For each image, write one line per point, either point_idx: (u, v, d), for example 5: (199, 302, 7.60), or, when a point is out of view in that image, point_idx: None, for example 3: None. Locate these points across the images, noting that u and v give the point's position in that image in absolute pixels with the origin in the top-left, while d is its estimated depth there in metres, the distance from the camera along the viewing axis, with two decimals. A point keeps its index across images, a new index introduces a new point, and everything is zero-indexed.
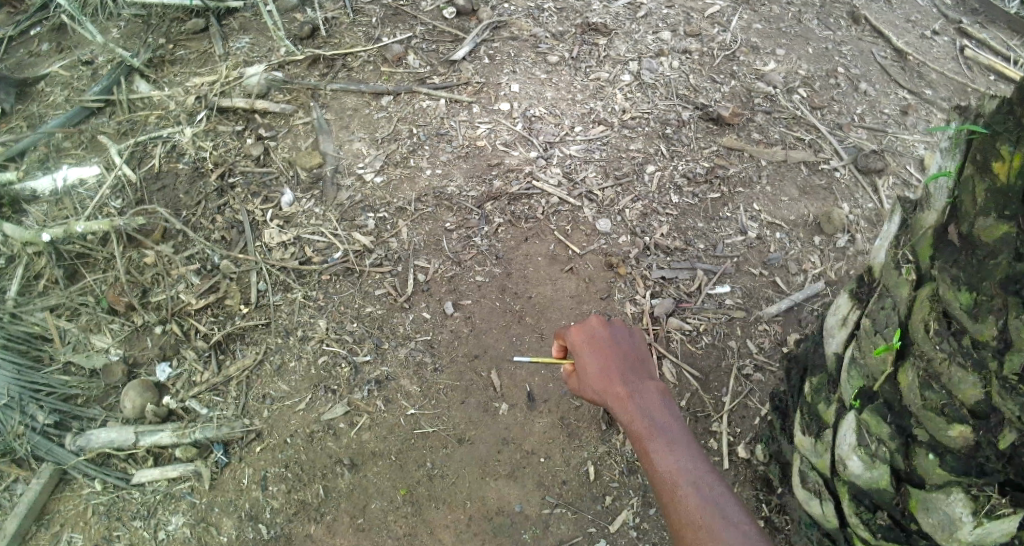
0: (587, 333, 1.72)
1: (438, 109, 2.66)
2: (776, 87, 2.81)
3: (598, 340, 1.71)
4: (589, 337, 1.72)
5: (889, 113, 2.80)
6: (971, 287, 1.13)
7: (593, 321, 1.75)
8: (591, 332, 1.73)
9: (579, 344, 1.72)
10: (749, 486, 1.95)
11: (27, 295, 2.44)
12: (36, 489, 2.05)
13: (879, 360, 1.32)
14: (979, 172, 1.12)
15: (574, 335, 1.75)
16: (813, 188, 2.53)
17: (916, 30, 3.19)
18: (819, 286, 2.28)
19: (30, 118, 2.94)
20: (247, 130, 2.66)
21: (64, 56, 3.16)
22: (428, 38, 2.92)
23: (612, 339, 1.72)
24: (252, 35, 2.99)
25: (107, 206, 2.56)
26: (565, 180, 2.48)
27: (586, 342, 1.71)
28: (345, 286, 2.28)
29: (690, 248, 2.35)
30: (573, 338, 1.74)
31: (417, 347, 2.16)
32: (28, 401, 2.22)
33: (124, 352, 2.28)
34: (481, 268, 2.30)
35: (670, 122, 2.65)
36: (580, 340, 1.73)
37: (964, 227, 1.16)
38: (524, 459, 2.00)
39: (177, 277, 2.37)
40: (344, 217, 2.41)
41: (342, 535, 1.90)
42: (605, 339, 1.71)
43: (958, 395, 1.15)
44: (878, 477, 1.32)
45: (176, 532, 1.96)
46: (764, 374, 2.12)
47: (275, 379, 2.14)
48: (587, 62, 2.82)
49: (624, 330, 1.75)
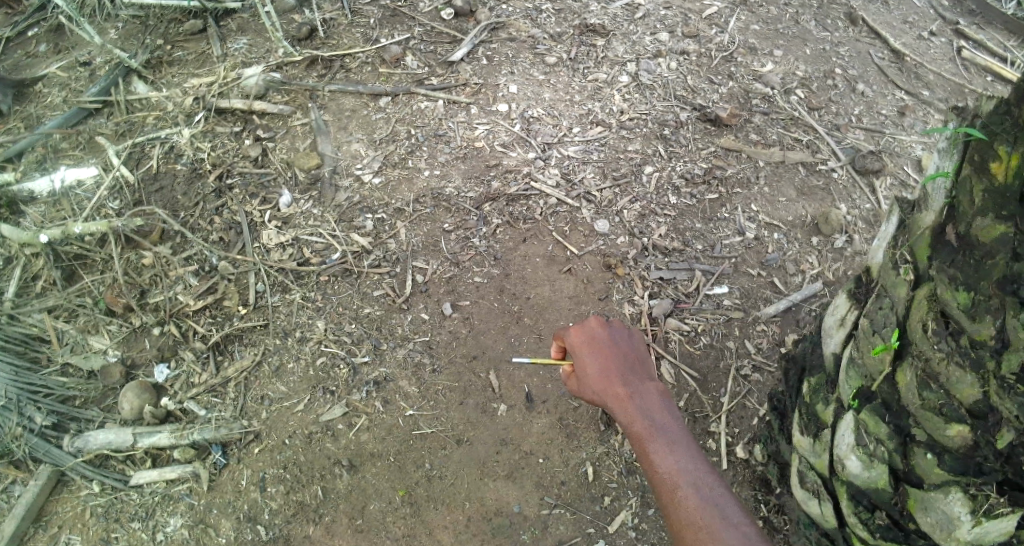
0: (587, 334, 1.73)
1: (437, 110, 2.66)
2: (774, 88, 2.81)
3: (598, 341, 1.72)
4: (589, 338, 1.72)
5: (886, 114, 2.80)
6: (968, 287, 1.13)
7: (592, 321, 1.75)
8: (591, 333, 1.73)
9: (579, 345, 1.72)
10: (748, 486, 1.95)
11: (24, 296, 2.44)
12: (34, 490, 2.05)
13: (877, 360, 1.32)
14: (976, 172, 1.13)
15: (573, 336, 1.75)
16: (810, 189, 2.54)
17: (913, 32, 3.20)
18: (817, 286, 2.29)
19: (27, 119, 2.93)
20: (245, 131, 2.66)
21: (62, 56, 3.16)
22: (427, 39, 2.92)
23: (612, 340, 1.72)
24: (250, 36, 2.99)
25: (104, 207, 2.55)
26: (563, 181, 2.49)
27: (586, 343, 1.71)
28: (343, 287, 2.28)
29: (688, 249, 2.36)
30: (572, 338, 1.74)
31: (416, 348, 2.16)
32: (26, 402, 2.22)
33: (122, 354, 2.28)
34: (480, 269, 2.31)
35: (668, 123, 2.65)
36: (579, 341, 1.73)
37: (962, 228, 1.16)
38: (523, 459, 2.00)
39: (176, 278, 2.36)
40: (342, 218, 2.41)
41: (340, 536, 1.90)
42: (605, 340, 1.72)
43: (956, 394, 1.16)
44: (876, 477, 1.32)
45: (174, 533, 1.96)
46: (762, 374, 2.13)
47: (273, 380, 2.14)
48: (585, 63, 2.82)
49: (623, 331, 1.76)
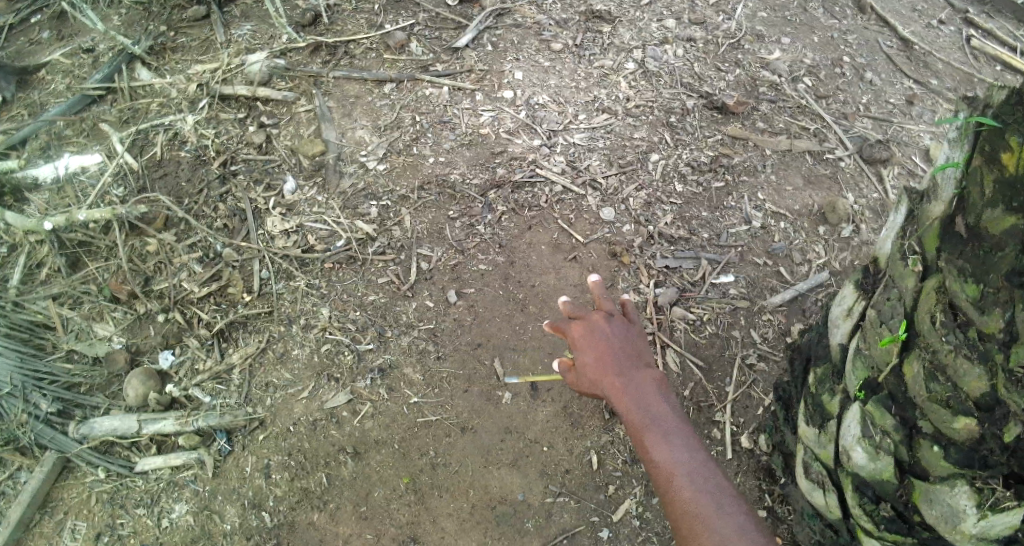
0: (585, 329, 1.77)
1: (442, 97, 2.65)
2: (782, 76, 2.79)
3: (597, 334, 1.75)
4: (589, 331, 1.77)
5: (894, 103, 2.78)
6: (977, 279, 1.12)
7: (594, 317, 1.79)
8: (591, 329, 1.77)
9: (580, 340, 1.76)
10: (752, 476, 1.94)
11: (29, 284, 2.44)
12: (40, 477, 2.06)
13: (883, 351, 1.31)
14: (987, 163, 1.11)
15: (572, 330, 1.80)
16: (818, 178, 2.52)
17: (922, 20, 3.17)
18: (823, 276, 2.28)
19: (31, 106, 2.93)
20: (249, 118, 2.65)
21: (65, 43, 3.15)
22: (431, 26, 2.91)
23: (611, 335, 1.75)
24: (254, 22, 2.98)
25: (108, 194, 2.55)
26: (568, 168, 2.47)
27: (586, 337, 1.76)
28: (348, 274, 2.27)
29: (694, 237, 2.34)
30: (571, 333, 1.79)
31: (420, 335, 2.16)
32: (31, 389, 2.23)
33: (127, 341, 2.28)
34: (484, 256, 2.30)
35: (674, 110, 2.64)
36: (578, 335, 1.77)
37: (972, 219, 1.15)
38: (527, 448, 2.00)
39: (179, 265, 2.36)
40: (347, 205, 2.40)
41: (344, 523, 1.90)
42: (603, 333, 1.75)
43: (964, 387, 1.15)
44: (881, 469, 1.31)
45: (179, 520, 1.96)
46: (768, 364, 2.12)
47: (278, 367, 2.14)
48: (591, 49, 2.80)
49: (621, 325, 1.79)
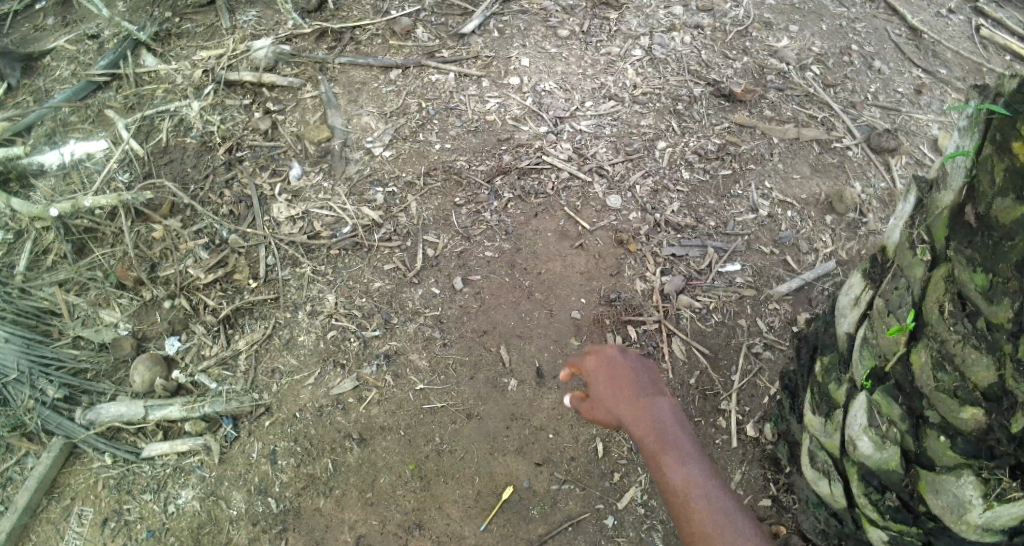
0: (604, 357, 1.73)
1: (448, 83, 2.64)
2: (789, 64, 2.78)
3: (613, 364, 1.72)
4: (606, 362, 1.73)
5: (903, 92, 2.76)
6: (986, 268, 1.10)
7: (609, 347, 1.76)
8: (608, 359, 1.73)
9: (599, 370, 1.73)
10: (757, 465, 1.94)
11: (35, 270, 2.45)
12: (47, 463, 2.07)
13: (891, 341, 1.30)
14: (998, 152, 1.09)
15: (588, 361, 1.75)
16: (825, 166, 2.51)
17: (931, 9, 3.14)
18: (830, 265, 2.27)
19: (36, 93, 2.93)
20: (255, 104, 2.65)
21: (71, 29, 3.14)
22: (438, 12, 2.90)
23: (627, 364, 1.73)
24: (259, 8, 2.97)
25: (114, 180, 2.55)
26: (575, 155, 2.46)
27: (604, 368, 1.72)
28: (355, 261, 2.27)
29: (700, 226, 2.33)
30: (590, 362, 1.74)
31: (426, 323, 2.15)
32: (38, 375, 2.24)
33: (133, 327, 2.29)
34: (491, 243, 2.29)
35: (681, 98, 2.63)
36: (596, 366, 1.73)
37: (981, 208, 1.12)
38: (533, 435, 2.00)
39: (185, 252, 2.36)
40: (353, 192, 2.40)
41: (350, 509, 1.91)
42: (619, 362, 1.73)
43: (971, 377, 1.13)
44: (887, 459, 1.31)
45: (186, 506, 1.97)
46: (774, 353, 2.11)
47: (284, 353, 2.14)
48: (599, 36, 2.79)
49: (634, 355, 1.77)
